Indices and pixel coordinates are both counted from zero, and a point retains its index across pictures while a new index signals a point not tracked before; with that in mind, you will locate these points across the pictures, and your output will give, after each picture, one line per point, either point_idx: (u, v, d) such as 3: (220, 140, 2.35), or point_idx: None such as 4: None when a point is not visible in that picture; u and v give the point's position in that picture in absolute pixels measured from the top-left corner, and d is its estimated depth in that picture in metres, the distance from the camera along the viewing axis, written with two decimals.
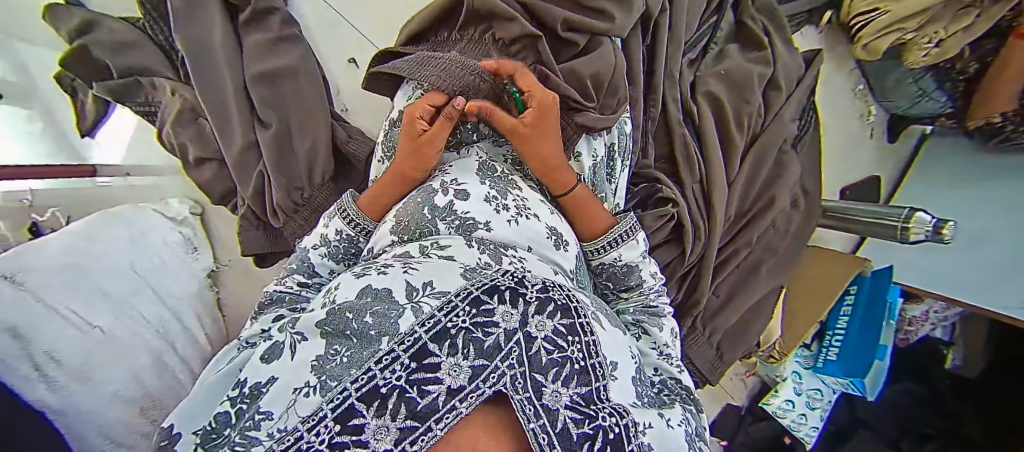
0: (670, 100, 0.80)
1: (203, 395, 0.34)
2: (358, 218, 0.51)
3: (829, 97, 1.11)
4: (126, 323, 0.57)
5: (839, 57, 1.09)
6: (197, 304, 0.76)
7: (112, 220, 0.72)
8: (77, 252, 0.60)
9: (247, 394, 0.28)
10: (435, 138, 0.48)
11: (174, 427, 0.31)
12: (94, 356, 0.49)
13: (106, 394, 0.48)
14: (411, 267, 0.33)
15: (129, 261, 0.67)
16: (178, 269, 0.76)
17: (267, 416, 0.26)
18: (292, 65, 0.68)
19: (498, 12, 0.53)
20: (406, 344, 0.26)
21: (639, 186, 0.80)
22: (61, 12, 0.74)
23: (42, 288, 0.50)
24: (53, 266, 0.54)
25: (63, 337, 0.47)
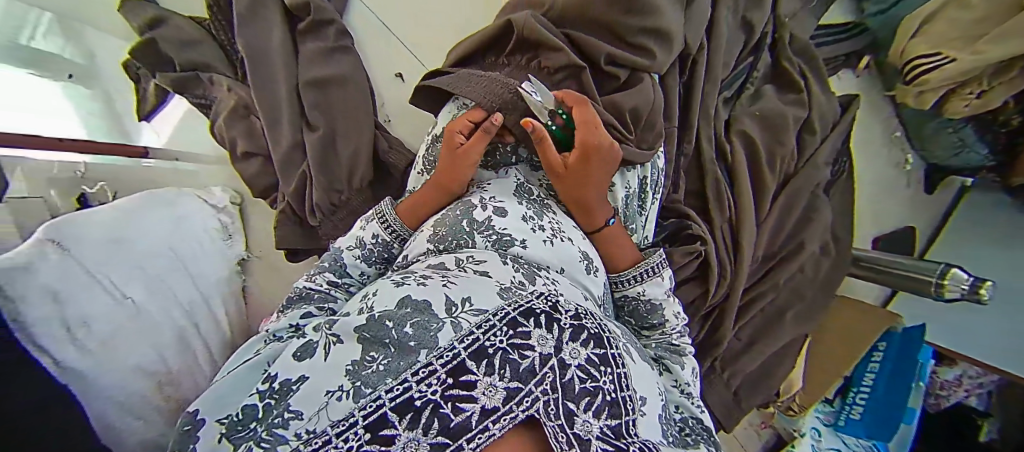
0: (703, 136, 0.80)
1: (230, 383, 0.31)
2: (395, 223, 0.52)
3: (864, 145, 1.09)
4: (158, 300, 0.59)
5: (873, 102, 1.08)
6: (225, 293, 0.78)
7: (152, 200, 0.74)
8: (117, 229, 0.61)
9: (276, 390, 0.27)
10: (471, 149, 0.50)
11: (198, 413, 0.28)
12: (123, 329, 0.48)
13: (127, 368, 0.45)
14: (450, 281, 0.33)
15: (166, 244, 0.68)
16: (211, 256, 0.79)
17: (298, 415, 0.25)
18: (342, 74, 0.71)
19: (545, 41, 0.56)
20: (444, 358, 0.26)
21: (669, 220, 0.79)
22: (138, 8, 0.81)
23: (87, 257, 0.51)
24: (97, 238, 0.55)
25: (98, 304, 0.47)
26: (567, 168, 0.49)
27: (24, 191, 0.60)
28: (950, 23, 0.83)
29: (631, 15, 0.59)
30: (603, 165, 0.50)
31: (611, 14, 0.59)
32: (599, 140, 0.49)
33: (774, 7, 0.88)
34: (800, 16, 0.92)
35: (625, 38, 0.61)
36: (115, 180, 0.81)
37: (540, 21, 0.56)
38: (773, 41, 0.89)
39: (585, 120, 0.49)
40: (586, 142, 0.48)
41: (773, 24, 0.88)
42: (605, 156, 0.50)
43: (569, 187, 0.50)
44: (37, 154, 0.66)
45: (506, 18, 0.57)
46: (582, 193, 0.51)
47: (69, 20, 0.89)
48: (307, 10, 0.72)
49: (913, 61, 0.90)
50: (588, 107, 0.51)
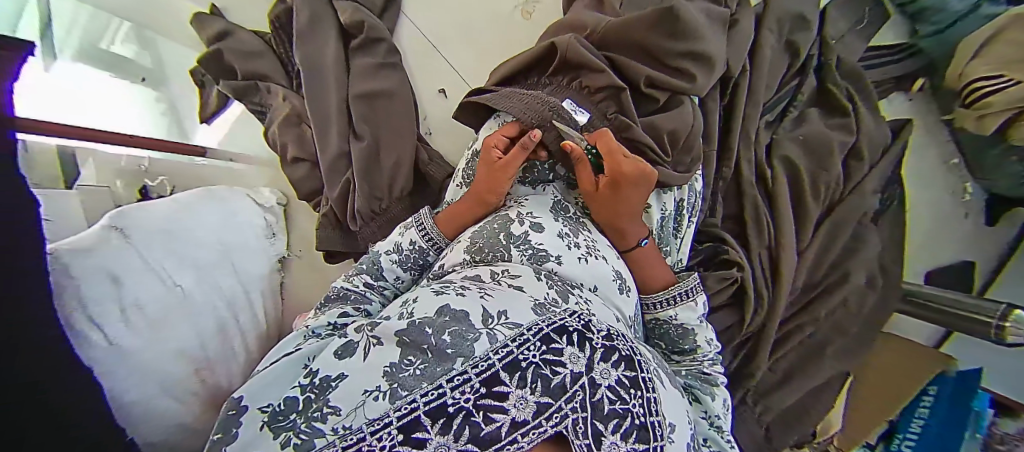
0: (743, 161, 0.79)
1: (274, 375, 0.33)
2: (433, 232, 0.54)
3: (917, 173, 1.02)
4: (205, 289, 0.61)
5: (930, 128, 1.01)
6: (266, 287, 0.81)
7: (208, 197, 0.80)
8: (177, 222, 0.67)
9: (316, 385, 0.28)
10: (509, 163, 0.51)
11: (242, 398, 0.30)
12: (169, 311, 0.52)
13: (170, 349, 0.49)
14: (487, 293, 0.34)
15: (219, 239, 0.73)
16: (257, 252, 0.83)
17: (335, 411, 0.26)
18: (389, 88, 0.75)
19: (590, 64, 0.57)
20: (479, 368, 0.27)
21: (704, 244, 0.78)
22: (207, 21, 0.88)
23: (144, 246, 0.56)
24: (155, 230, 0.61)
25: (147, 287, 0.51)
26: (598, 190, 0.51)
27: (93, 181, 0.73)
28: (1013, 46, 0.78)
29: (674, 39, 0.60)
30: (633, 190, 0.50)
31: (650, 37, 0.60)
32: (627, 168, 0.49)
33: (820, 28, 0.88)
34: (847, 39, 0.91)
35: (664, 59, 0.61)
36: (177, 175, 0.90)
37: (583, 44, 0.58)
38: (821, 65, 0.87)
39: (609, 150, 0.50)
40: (613, 167, 0.49)
41: (819, 46, 0.87)
42: (634, 183, 0.50)
43: (603, 208, 0.52)
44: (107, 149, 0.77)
45: (550, 40, 0.59)
46: (616, 215, 0.51)
47: (147, 32, 0.99)
48: (362, 29, 0.77)
49: (972, 84, 0.85)
50: (611, 137, 0.51)
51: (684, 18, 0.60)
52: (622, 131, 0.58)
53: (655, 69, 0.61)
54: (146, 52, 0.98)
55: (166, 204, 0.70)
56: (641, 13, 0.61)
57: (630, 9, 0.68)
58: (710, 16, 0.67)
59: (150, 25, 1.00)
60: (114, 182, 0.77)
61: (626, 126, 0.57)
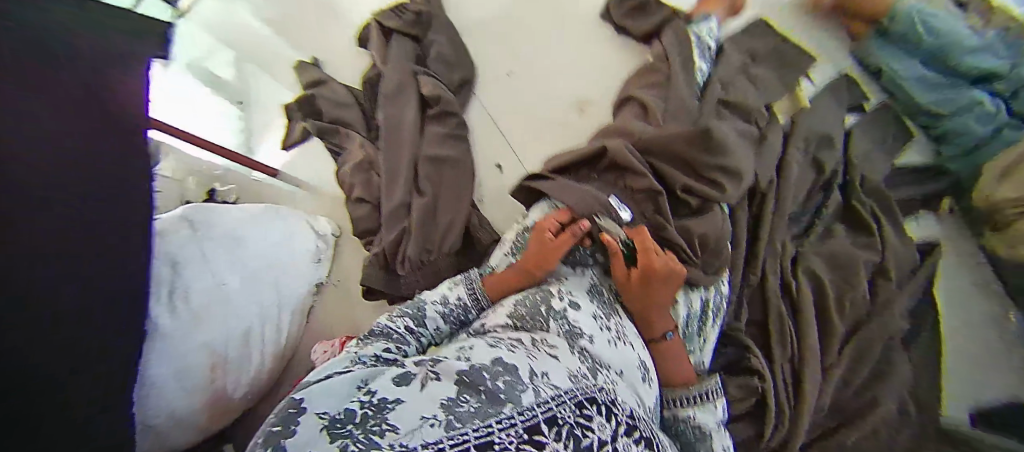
0: (769, 270, 0.83)
1: (329, 387, 0.37)
2: (480, 293, 0.61)
3: (952, 296, 0.96)
4: (246, 292, 0.73)
5: (964, 249, 0.98)
6: (300, 305, 0.91)
7: (268, 212, 0.89)
8: (248, 228, 0.81)
9: (376, 405, 0.33)
10: (558, 245, 0.59)
11: (304, 402, 0.35)
12: (209, 305, 0.65)
13: (198, 339, 0.61)
14: (532, 356, 0.40)
15: (276, 249, 0.85)
16: (302, 271, 0.92)
17: (393, 429, 0.30)
18: (456, 156, 0.88)
19: (634, 169, 0.67)
20: (524, 416, 0.32)
21: (727, 349, 0.81)
22: (306, 68, 1.09)
23: (213, 248, 0.71)
24: (229, 235, 0.76)
25: (198, 282, 0.65)
26: (629, 280, 0.58)
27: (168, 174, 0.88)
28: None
29: (709, 153, 0.68)
30: (663, 285, 0.56)
31: (689, 151, 0.69)
32: (665, 265, 0.56)
33: (846, 147, 0.95)
34: (873, 157, 0.96)
35: (703, 172, 0.69)
36: (242, 188, 1.05)
37: (631, 150, 0.68)
38: (845, 182, 0.93)
39: (642, 245, 0.58)
40: (652, 263, 0.56)
41: (844, 164, 0.93)
42: (663, 279, 0.56)
43: (635, 298, 0.58)
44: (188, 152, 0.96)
45: (604, 143, 0.69)
46: (645, 305, 0.57)
47: (250, 66, 1.18)
48: (438, 101, 0.91)
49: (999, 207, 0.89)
50: (647, 235, 0.59)
51: (719, 137, 0.68)
52: (657, 230, 0.66)
53: (693, 180, 0.69)
54: (246, 81, 1.17)
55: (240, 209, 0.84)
56: (680, 129, 0.70)
57: (671, 122, 0.78)
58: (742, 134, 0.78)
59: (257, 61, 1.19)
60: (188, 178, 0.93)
61: (661, 226, 0.65)
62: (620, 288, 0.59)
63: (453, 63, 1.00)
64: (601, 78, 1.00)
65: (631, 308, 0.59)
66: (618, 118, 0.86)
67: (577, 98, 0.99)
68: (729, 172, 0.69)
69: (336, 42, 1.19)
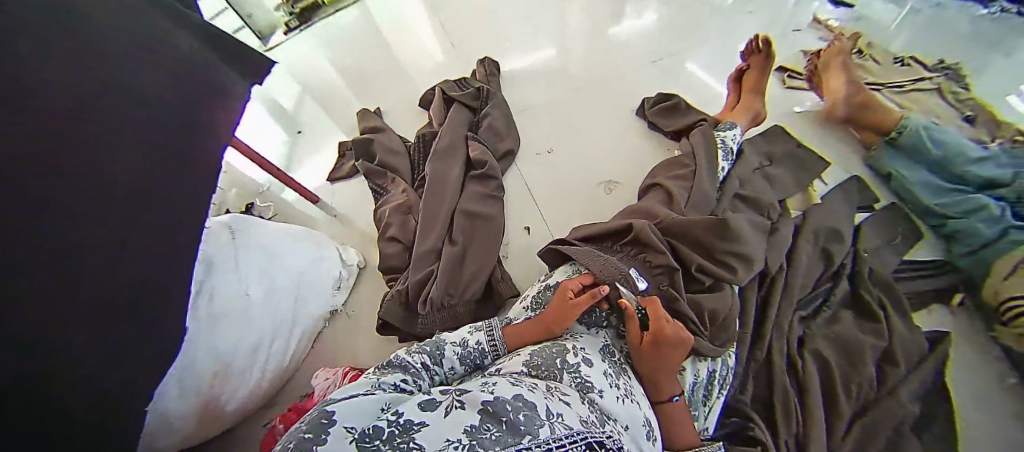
0: (775, 351, 0.85)
1: (359, 406, 0.41)
2: (499, 341, 0.65)
3: (966, 392, 0.93)
4: (265, 306, 0.76)
5: (978, 342, 0.98)
6: (307, 327, 0.93)
7: (303, 235, 0.95)
8: (279, 245, 0.85)
9: (401, 424, 0.37)
10: (577, 305, 0.63)
11: (335, 415, 0.39)
12: (232, 313, 0.68)
13: (211, 343, 0.63)
14: (548, 399, 0.44)
15: (300, 269, 0.89)
16: (318, 294, 0.96)
17: (421, 448, 0.34)
18: (491, 214, 0.95)
19: (654, 245, 0.72)
20: (541, 448, 0.35)
21: (732, 419, 0.80)
22: (369, 116, 1.23)
23: (246, 259, 0.74)
24: (263, 248, 0.80)
25: (228, 290, 0.68)
26: (641, 343, 0.62)
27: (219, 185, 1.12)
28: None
29: (724, 240, 0.75)
30: (671, 351, 0.60)
31: (706, 236, 0.75)
32: (676, 333, 0.60)
33: (855, 241, 1.01)
34: (880, 253, 1.01)
35: (716, 255, 0.75)
36: (279, 206, 1.19)
37: (654, 231, 0.74)
38: (854, 273, 0.96)
39: (655, 315, 0.62)
40: (664, 329, 0.60)
41: (853, 257, 0.99)
42: (674, 345, 0.60)
43: (648, 365, 0.61)
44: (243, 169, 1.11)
45: (629, 221, 0.76)
46: (655, 370, 0.60)
47: (316, 107, 1.37)
48: (483, 166, 1.01)
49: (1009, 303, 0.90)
50: (658, 306, 0.63)
51: (734, 227, 0.75)
52: (670, 302, 0.69)
53: (706, 259, 0.75)
54: (310, 120, 1.35)
55: (278, 228, 0.90)
56: (700, 217, 0.77)
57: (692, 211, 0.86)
58: (755, 225, 0.82)
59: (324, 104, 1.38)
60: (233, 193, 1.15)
61: (674, 299, 0.69)
62: (634, 351, 0.63)
63: (503, 135, 1.11)
64: (627, 162, 1.11)
65: (643, 372, 0.61)
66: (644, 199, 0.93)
67: (606, 180, 1.09)
68: (741, 257, 0.75)
69: (402, 103, 1.32)
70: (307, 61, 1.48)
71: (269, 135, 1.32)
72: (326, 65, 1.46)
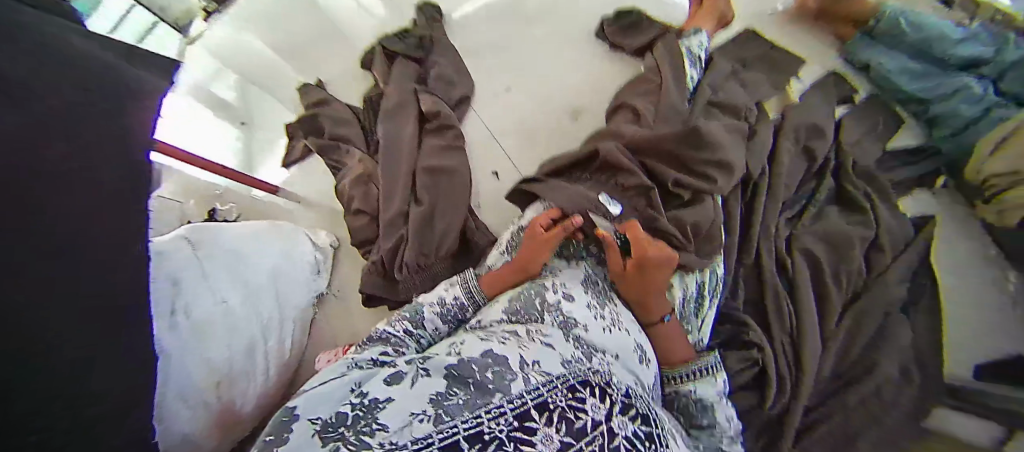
0: (764, 252, 0.84)
1: (327, 392, 0.38)
2: (477, 291, 0.62)
3: (949, 262, 0.97)
4: (246, 309, 0.69)
5: (961, 220, 0.99)
6: (297, 318, 0.87)
7: (269, 228, 0.87)
8: (245, 245, 0.76)
9: (365, 405, 0.35)
10: (549, 240, 0.60)
11: (297, 409, 0.35)
12: (212, 324, 0.61)
13: (197, 358, 0.57)
14: (525, 346, 0.42)
15: (273, 265, 0.81)
16: (299, 284, 0.89)
17: (383, 428, 0.32)
18: (454, 166, 0.89)
19: (623, 166, 0.70)
20: (513, 404, 0.34)
21: (725, 326, 0.82)
22: (309, 89, 1.10)
23: (212, 265, 0.66)
24: (228, 250, 0.71)
25: (201, 301, 0.60)
26: (625, 270, 0.59)
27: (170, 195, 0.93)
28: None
29: (698, 150, 0.72)
30: (657, 271, 0.57)
31: (679, 149, 0.73)
32: (660, 253, 0.57)
33: (836, 137, 0.98)
34: (863, 143, 0.98)
35: (690, 165, 0.72)
36: (243, 205, 1.04)
37: (622, 152, 0.71)
38: (838, 165, 0.95)
39: (635, 237, 0.59)
40: (647, 250, 0.57)
41: (835, 151, 0.96)
42: (659, 265, 0.57)
43: (633, 290, 0.59)
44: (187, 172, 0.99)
45: (594, 146, 0.72)
46: (643, 290, 0.58)
47: (253, 87, 1.19)
48: (437, 116, 0.94)
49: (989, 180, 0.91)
50: (639, 229, 0.60)
51: (707, 134, 0.72)
52: (649, 222, 0.67)
53: (680, 172, 0.72)
54: (248, 104, 1.17)
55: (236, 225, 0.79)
56: (671, 130, 0.74)
57: (662, 122, 0.82)
58: (732, 129, 0.79)
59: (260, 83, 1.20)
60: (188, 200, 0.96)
61: (653, 218, 0.67)
62: (617, 278, 0.60)
63: (453, 81, 1.02)
64: (588, 87, 1.05)
65: (629, 296, 0.60)
66: (612, 123, 0.89)
67: (571, 109, 1.03)
68: (715, 163, 0.72)
69: (342, 63, 1.21)
70: (219, 30, 1.23)
71: (206, 126, 1.12)
72: (247, 33, 1.24)
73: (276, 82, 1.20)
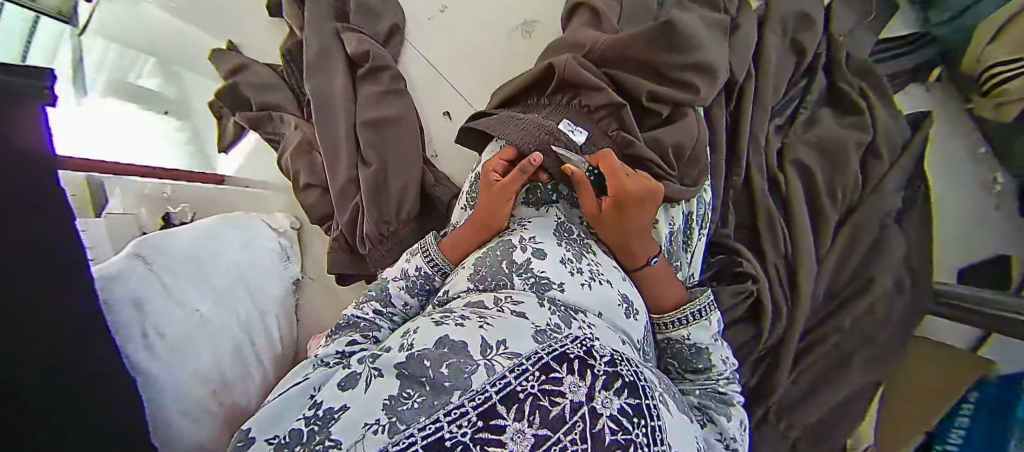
0: (754, 168, 0.77)
1: (285, 403, 0.32)
2: (438, 258, 0.55)
3: (941, 165, 0.92)
4: (228, 311, 0.58)
5: (951, 118, 0.93)
6: (283, 312, 0.75)
7: (224, 222, 0.74)
8: (201, 245, 0.64)
9: (320, 417, 0.28)
10: (507, 186, 0.52)
11: (252, 430, 0.29)
12: (194, 336, 0.50)
13: (188, 377, 0.47)
14: (487, 323, 0.34)
15: (240, 261, 0.69)
16: (275, 276, 0.77)
17: (337, 444, 0.26)
18: (395, 114, 0.78)
19: (587, 83, 0.60)
20: (476, 401, 0.27)
21: (716, 257, 0.76)
22: (222, 56, 0.95)
23: (169, 270, 0.55)
24: (182, 253, 0.59)
25: (169, 312, 0.49)
26: (601, 212, 0.51)
27: (119, 209, 0.75)
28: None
29: (672, 52, 0.63)
30: (637, 208, 0.50)
31: (650, 55, 0.63)
32: (637, 186, 0.50)
33: (826, 26, 0.85)
34: (856, 33, 0.86)
35: (666, 73, 0.63)
36: (198, 203, 0.91)
37: (580, 64, 0.61)
38: (829, 62, 0.84)
39: (611, 172, 0.51)
40: (622, 186, 0.50)
41: (826, 44, 0.84)
42: (637, 201, 0.50)
43: (612, 232, 0.52)
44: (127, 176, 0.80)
45: (548, 62, 0.62)
46: (621, 230, 0.51)
47: (173, 67, 1.03)
48: (367, 58, 0.82)
49: (990, 69, 0.82)
50: (613, 157, 0.52)
51: (682, 32, 0.62)
52: (625, 148, 0.59)
53: (655, 83, 0.63)
54: (172, 85, 1.01)
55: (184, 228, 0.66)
56: (639, 30, 0.64)
57: (628, 25, 0.71)
58: (711, 24, 0.68)
59: (176, 61, 1.03)
60: (139, 209, 0.79)
61: (629, 143, 0.59)
62: (591, 221, 0.53)
63: (375, 10, 0.86)
64: None
65: (607, 238, 0.53)
66: (568, 30, 0.75)
67: (521, 23, 0.89)
68: (694, 68, 0.63)
69: (252, 8, 1.04)
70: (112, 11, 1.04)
71: (127, 121, 0.93)
72: (145, 6, 1.06)
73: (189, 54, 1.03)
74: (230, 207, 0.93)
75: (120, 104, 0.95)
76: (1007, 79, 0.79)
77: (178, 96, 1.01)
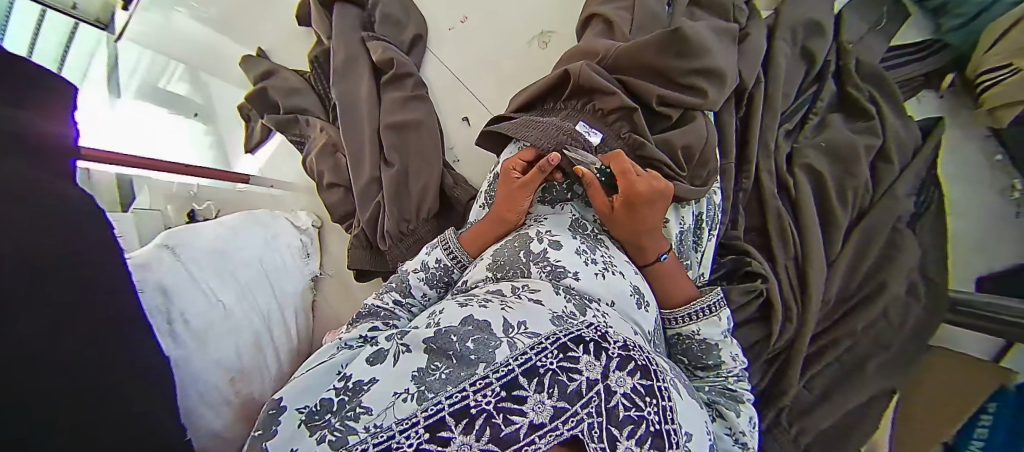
0: (763, 171, 0.78)
1: (314, 377, 0.34)
2: (458, 251, 0.58)
3: (956, 173, 0.92)
4: (247, 302, 0.61)
5: (965, 125, 0.93)
6: (301, 305, 0.78)
7: (249, 219, 0.78)
8: (224, 239, 0.68)
9: (350, 388, 0.31)
10: (525, 184, 0.55)
11: (283, 399, 0.32)
12: (215, 324, 0.53)
13: (211, 361, 0.50)
14: (508, 306, 0.37)
15: (260, 255, 0.72)
16: (295, 271, 0.81)
17: (367, 411, 0.29)
18: (417, 118, 0.82)
19: (600, 87, 0.62)
20: (500, 373, 0.30)
21: (726, 257, 0.78)
22: (253, 62, 1.00)
23: (193, 262, 0.58)
24: (206, 246, 0.62)
25: (194, 301, 0.53)
26: (611, 210, 0.54)
27: (146, 205, 0.80)
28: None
29: (681, 58, 0.65)
30: (647, 205, 0.53)
31: (661, 60, 0.65)
32: (648, 189, 0.52)
33: (836, 33, 0.86)
34: (865, 40, 0.87)
35: (676, 78, 0.66)
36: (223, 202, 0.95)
37: (594, 69, 0.64)
38: (838, 68, 0.86)
39: (622, 170, 0.53)
40: (634, 184, 0.52)
41: (835, 51, 0.86)
42: (646, 200, 0.52)
43: (623, 229, 0.54)
44: (160, 175, 0.85)
45: (564, 68, 0.65)
46: (634, 228, 0.53)
47: (200, 73, 1.08)
48: (391, 65, 0.85)
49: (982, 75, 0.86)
50: (622, 157, 0.55)
51: (691, 39, 0.64)
52: (638, 149, 0.61)
53: (666, 88, 0.66)
54: (200, 92, 1.06)
55: (209, 223, 0.70)
56: (650, 37, 0.66)
57: (640, 33, 0.74)
58: (720, 32, 0.70)
59: (203, 68, 1.08)
60: (166, 207, 0.84)
61: (641, 144, 0.61)
62: (603, 218, 0.55)
63: (400, 20, 0.91)
64: (561, 6, 0.93)
65: (618, 235, 0.55)
66: (582, 39, 0.79)
67: (538, 32, 0.92)
68: (704, 74, 0.66)
69: (277, 16, 1.08)
70: (147, 22, 1.11)
71: (159, 122, 1.02)
72: (177, 20, 1.11)
73: (217, 62, 1.08)
74: (249, 206, 0.97)
75: (154, 109, 1.04)
76: (994, 84, 0.84)
77: (205, 102, 1.06)
